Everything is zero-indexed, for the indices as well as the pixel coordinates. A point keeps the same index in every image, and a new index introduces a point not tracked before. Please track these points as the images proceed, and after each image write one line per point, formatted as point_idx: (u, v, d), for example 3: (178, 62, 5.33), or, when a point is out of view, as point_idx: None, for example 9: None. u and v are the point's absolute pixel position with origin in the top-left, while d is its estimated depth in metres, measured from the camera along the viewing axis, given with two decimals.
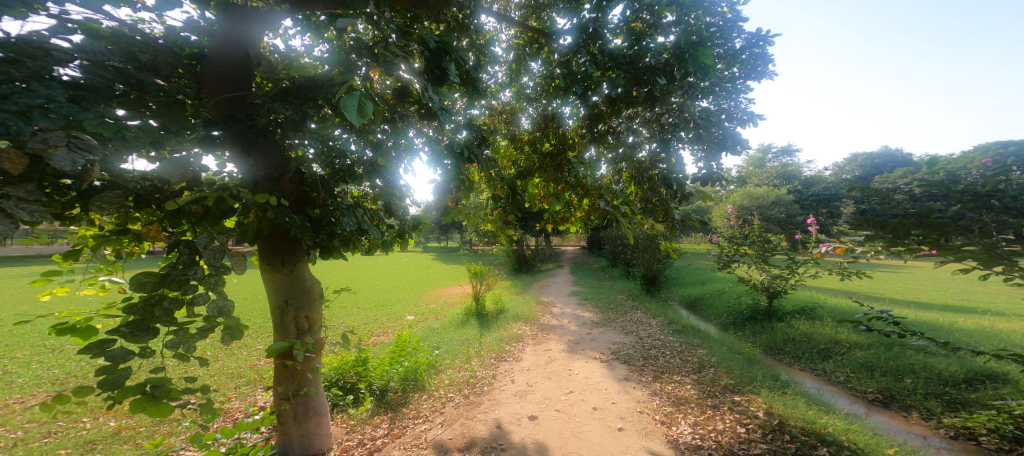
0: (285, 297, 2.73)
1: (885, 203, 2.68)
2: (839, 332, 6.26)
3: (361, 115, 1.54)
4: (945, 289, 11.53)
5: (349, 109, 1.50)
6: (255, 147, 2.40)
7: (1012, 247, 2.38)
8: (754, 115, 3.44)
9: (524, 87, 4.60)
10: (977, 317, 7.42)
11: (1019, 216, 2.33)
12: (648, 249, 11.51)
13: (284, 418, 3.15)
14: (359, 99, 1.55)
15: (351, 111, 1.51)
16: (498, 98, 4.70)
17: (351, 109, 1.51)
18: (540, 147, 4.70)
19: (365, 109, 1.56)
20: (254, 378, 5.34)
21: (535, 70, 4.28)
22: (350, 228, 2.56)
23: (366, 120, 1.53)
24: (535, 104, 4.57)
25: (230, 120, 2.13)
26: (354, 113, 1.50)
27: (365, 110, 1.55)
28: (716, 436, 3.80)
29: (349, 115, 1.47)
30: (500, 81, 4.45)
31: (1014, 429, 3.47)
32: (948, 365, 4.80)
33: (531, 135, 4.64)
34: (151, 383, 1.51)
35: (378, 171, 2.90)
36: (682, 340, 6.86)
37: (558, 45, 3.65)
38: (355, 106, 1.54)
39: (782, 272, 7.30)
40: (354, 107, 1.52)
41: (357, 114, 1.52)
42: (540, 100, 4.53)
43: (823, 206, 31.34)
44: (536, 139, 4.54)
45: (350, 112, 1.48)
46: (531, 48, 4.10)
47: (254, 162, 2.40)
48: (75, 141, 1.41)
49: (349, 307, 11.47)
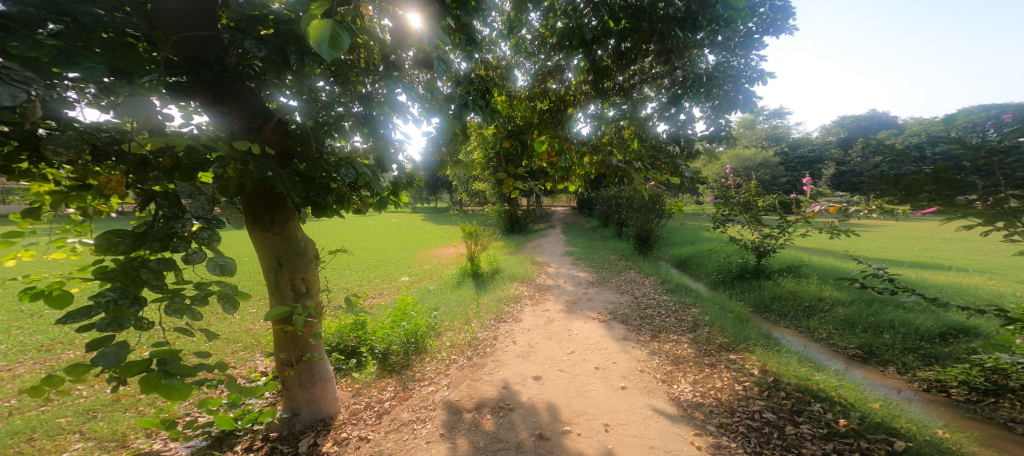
0: (278, 258, 2.59)
1: (899, 163, 2.67)
2: (824, 289, 6.56)
3: (335, 49, 1.40)
4: (917, 245, 12.17)
5: (319, 42, 1.37)
6: (227, 94, 2.16)
7: (1019, 207, 2.42)
8: (764, 73, 3.33)
9: (523, 40, 4.32)
10: (946, 273, 7.89)
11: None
12: (642, 208, 11.60)
13: (289, 384, 3.14)
14: (332, 33, 1.41)
15: (324, 46, 1.38)
16: (494, 51, 4.41)
17: (323, 43, 1.38)
18: (541, 105, 4.49)
19: (341, 42, 1.43)
20: (251, 342, 5.32)
21: (536, 20, 3.98)
22: (348, 180, 2.42)
23: (336, 54, 1.39)
24: (533, 59, 4.34)
25: (197, 64, 1.88)
26: (325, 48, 1.38)
27: (340, 44, 1.42)
28: (716, 394, 4.00)
29: (319, 50, 1.35)
30: (498, 32, 4.14)
31: (985, 382, 3.76)
32: (924, 319, 5.11)
33: (531, 92, 4.43)
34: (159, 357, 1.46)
35: (370, 124, 2.61)
36: (676, 299, 7.08)
37: None
38: (329, 39, 1.42)
39: (772, 232, 7.50)
40: (327, 41, 1.40)
41: (330, 48, 1.39)
42: (539, 55, 4.28)
43: (807, 167, 31.88)
44: (536, 95, 4.31)
45: (318, 44, 1.36)
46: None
47: (227, 110, 2.17)
48: (7, 73, 1.28)
49: (342, 269, 11.40)
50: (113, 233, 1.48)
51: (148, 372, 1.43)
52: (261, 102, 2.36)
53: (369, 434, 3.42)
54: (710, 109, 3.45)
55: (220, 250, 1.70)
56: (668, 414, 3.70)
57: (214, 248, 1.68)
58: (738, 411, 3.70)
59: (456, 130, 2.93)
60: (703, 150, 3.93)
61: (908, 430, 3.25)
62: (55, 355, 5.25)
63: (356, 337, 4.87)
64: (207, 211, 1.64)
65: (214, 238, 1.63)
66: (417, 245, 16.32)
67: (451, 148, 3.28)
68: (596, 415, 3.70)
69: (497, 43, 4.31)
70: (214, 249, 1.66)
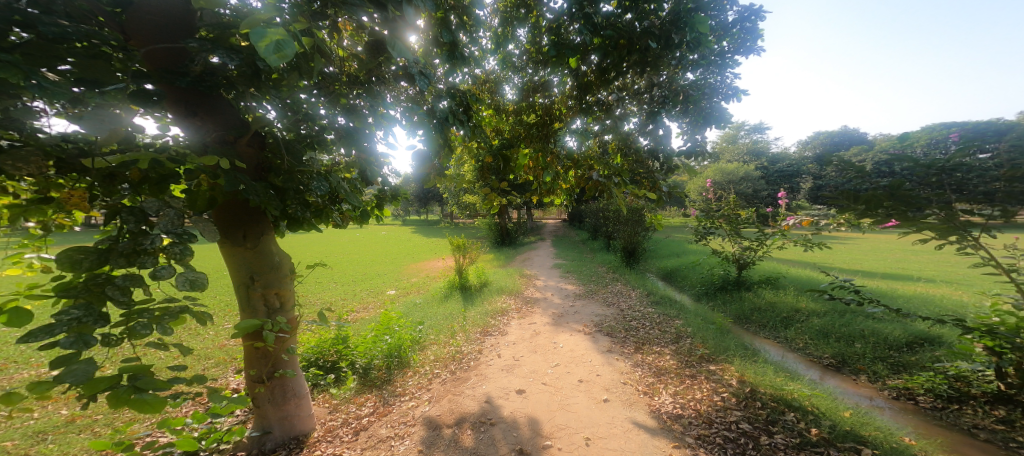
0: (250, 273, 2.49)
1: (859, 178, 3.01)
2: (800, 300, 6.74)
3: (281, 57, 1.41)
4: (888, 258, 12.65)
5: (265, 47, 1.37)
6: (203, 105, 2.11)
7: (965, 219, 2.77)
8: (739, 90, 3.49)
9: (511, 55, 4.40)
10: (914, 284, 8.21)
11: (963, 192, 2.75)
12: (629, 222, 11.80)
13: (259, 401, 3.04)
14: (280, 41, 1.42)
15: (269, 52, 1.37)
16: (482, 66, 4.50)
17: (270, 49, 1.38)
18: (527, 118, 4.56)
19: (287, 51, 1.43)
20: (223, 359, 5.13)
21: (522, 36, 4.07)
22: (320, 193, 2.43)
23: (281, 59, 1.41)
24: (521, 74, 4.42)
25: (166, 74, 1.84)
26: (273, 54, 1.38)
27: (287, 53, 1.43)
28: (696, 405, 4.03)
29: (266, 56, 1.35)
30: (485, 48, 4.22)
31: (948, 389, 3.91)
32: (892, 329, 5.27)
33: (518, 106, 4.52)
34: (130, 373, 1.41)
35: (353, 137, 2.54)
36: (660, 311, 7.16)
37: (548, 9, 3.43)
38: (275, 46, 1.41)
39: (751, 244, 7.72)
40: (273, 47, 1.39)
41: (277, 55, 1.39)
42: (526, 69, 4.36)
43: (785, 182, 32.95)
44: (522, 109, 4.39)
45: (262, 48, 1.36)
46: (519, 13, 3.87)
47: (203, 123, 2.11)
48: None
49: (326, 283, 11.19)
50: (75, 250, 1.40)
51: (118, 388, 1.37)
52: (238, 115, 2.31)
53: (344, 452, 3.33)
54: (688, 125, 3.57)
55: (190, 264, 1.63)
56: (649, 427, 3.71)
57: (185, 263, 1.61)
58: (715, 422, 3.74)
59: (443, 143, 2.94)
60: (681, 165, 4.05)
61: (876, 438, 3.33)
62: (10, 374, 4.97)
63: (336, 352, 4.76)
64: (178, 226, 1.59)
65: (187, 253, 1.57)
66: (406, 258, 16.12)
67: (439, 163, 3.28)
68: (577, 429, 3.68)
69: (484, 58, 4.40)
70: (183, 264, 1.60)
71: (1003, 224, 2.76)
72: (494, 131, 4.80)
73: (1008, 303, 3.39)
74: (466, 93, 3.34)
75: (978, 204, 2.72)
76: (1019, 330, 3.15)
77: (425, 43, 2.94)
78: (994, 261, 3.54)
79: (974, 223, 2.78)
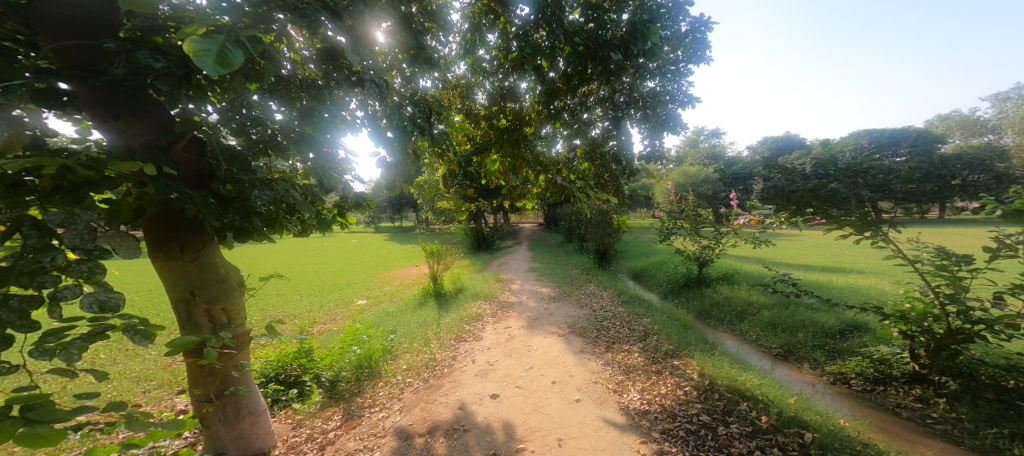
0: (190, 288, 2.32)
1: (791, 180, 3.42)
2: (751, 294, 7.14)
3: (222, 64, 1.34)
4: (828, 252, 13.76)
5: (202, 56, 1.31)
6: (129, 107, 1.91)
7: (877, 218, 3.23)
8: (693, 98, 3.70)
9: (481, 60, 4.44)
10: (848, 275, 8.96)
11: (877, 190, 3.21)
12: (600, 224, 12.09)
13: (209, 422, 2.76)
14: (219, 48, 1.36)
15: (207, 61, 1.32)
16: (452, 71, 4.52)
17: (207, 58, 1.32)
18: (498, 123, 4.60)
19: (229, 58, 1.38)
20: (168, 380, 4.81)
21: (491, 41, 4.11)
22: (262, 204, 2.15)
23: (224, 69, 1.34)
24: (491, 78, 4.47)
25: (84, 75, 1.70)
26: (209, 63, 1.32)
27: (229, 61, 1.37)
28: (661, 400, 4.19)
29: (203, 65, 1.29)
30: (454, 53, 4.24)
31: (874, 371, 4.30)
32: (827, 318, 5.71)
33: (488, 110, 4.56)
34: (23, 404, 1.29)
35: (309, 142, 2.39)
36: (630, 310, 7.37)
37: (514, 16, 3.48)
38: (215, 54, 1.36)
39: (709, 243, 8.11)
40: (211, 57, 1.34)
41: (216, 63, 1.33)
42: (497, 74, 4.41)
43: (740, 184, 34.97)
44: (493, 114, 4.43)
45: (202, 59, 1.30)
46: (486, 20, 3.91)
47: (130, 126, 1.92)
48: None
49: (290, 295, 10.72)
50: None
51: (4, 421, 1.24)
52: (172, 116, 2.13)
53: None
54: (647, 130, 3.75)
55: (103, 284, 1.53)
56: (618, 424, 3.82)
57: (97, 282, 1.50)
58: (678, 415, 3.90)
59: (406, 154, 2.80)
60: (642, 168, 4.23)
61: (816, 422, 3.59)
62: None
63: (299, 365, 4.58)
64: (88, 241, 1.47)
65: (96, 270, 1.45)
66: (377, 266, 15.76)
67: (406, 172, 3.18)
68: (550, 430, 3.75)
69: (454, 63, 4.42)
70: (93, 283, 1.49)
71: (904, 219, 3.24)
72: (465, 135, 4.84)
73: (918, 290, 3.80)
74: (430, 99, 3.33)
75: (880, 204, 3.22)
76: (925, 315, 3.60)
77: (390, 47, 2.92)
78: (906, 253, 3.94)
79: (883, 221, 3.23)
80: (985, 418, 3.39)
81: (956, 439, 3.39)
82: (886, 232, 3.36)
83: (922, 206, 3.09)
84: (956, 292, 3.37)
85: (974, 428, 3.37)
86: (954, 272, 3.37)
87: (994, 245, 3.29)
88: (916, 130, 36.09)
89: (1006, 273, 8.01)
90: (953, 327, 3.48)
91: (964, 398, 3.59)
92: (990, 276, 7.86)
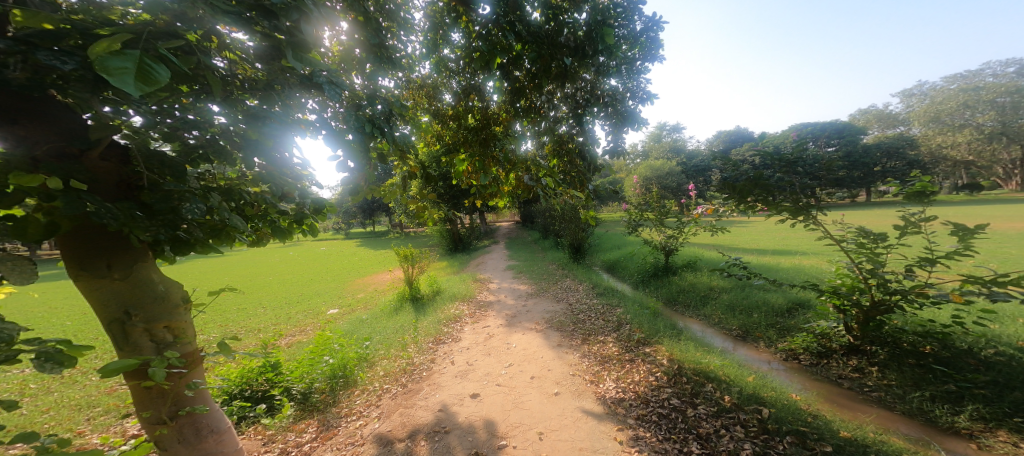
0: (123, 309, 2.12)
1: (737, 172, 3.68)
2: (713, 279, 7.53)
3: (146, 82, 1.30)
4: (778, 234, 14.76)
5: (123, 76, 1.25)
6: (29, 110, 1.74)
7: (807, 203, 3.57)
8: (651, 95, 3.88)
9: (446, 59, 4.41)
10: (793, 256, 9.68)
11: (811, 179, 3.45)
12: (573, 219, 12.29)
13: (164, 445, 2.37)
14: (139, 65, 1.30)
15: (127, 79, 1.26)
16: (417, 71, 4.46)
17: (128, 76, 1.26)
18: (466, 123, 4.59)
19: (153, 75, 1.33)
20: (116, 405, 4.53)
21: (456, 40, 4.08)
22: (196, 216, 2.01)
23: (150, 88, 1.30)
24: (458, 78, 4.45)
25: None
26: (131, 81, 1.26)
27: (153, 78, 1.33)
28: (634, 387, 4.37)
29: (124, 84, 1.23)
30: (418, 53, 4.17)
31: (817, 345, 4.70)
32: (777, 298, 6.10)
33: (456, 111, 4.55)
34: None
35: (253, 146, 2.26)
36: (605, 301, 7.60)
37: (475, 15, 3.46)
38: (136, 72, 1.30)
39: (673, 233, 8.46)
40: (131, 74, 1.28)
41: (138, 82, 1.28)
42: (463, 74, 4.38)
43: (700, 175, 36.60)
44: (461, 114, 4.43)
45: (122, 78, 1.25)
46: (448, 20, 3.86)
47: (30, 132, 1.72)
48: None
49: (254, 309, 10.25)
50: None
51: None
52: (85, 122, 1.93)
53: None
54: (610, 127, 3.90)
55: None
56: (595, 413, 3.95)
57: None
58: (651, 401, 4.08)
59: (366, 156, 2.72)
60: (605, 163, 4.40)
61: (771, 398, 3.83)
62: None
63: (266, 379, 4.41)
64: None
65: None
66: (349, 273, 15.34)
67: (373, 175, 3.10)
68: (531, 425, 3.82)
69: (418, 63, 4.36)
70: None
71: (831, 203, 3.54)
72: (434, 137, 4.82)
73: (847, 266, 4.15)
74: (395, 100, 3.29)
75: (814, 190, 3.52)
76: (853, 289, 3.97)
77: (347, 45, 2.82)
78: (831, 233, 4.34)
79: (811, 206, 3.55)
80: (910, 383, 3.84)
81: (891, 405, 3.78)
82: (817, 214, 3.69)
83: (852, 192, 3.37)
84: (875, 267, 3.76)
85: (902, 394, 3.80)
86: (872, 250, 3.76)
87: (902, 223, 3.65)
88: (853, 120, 39.14)
89: (919, 248, 9.01)
90: (875, 299, 3.90)
91: (892, 365, 4.04)
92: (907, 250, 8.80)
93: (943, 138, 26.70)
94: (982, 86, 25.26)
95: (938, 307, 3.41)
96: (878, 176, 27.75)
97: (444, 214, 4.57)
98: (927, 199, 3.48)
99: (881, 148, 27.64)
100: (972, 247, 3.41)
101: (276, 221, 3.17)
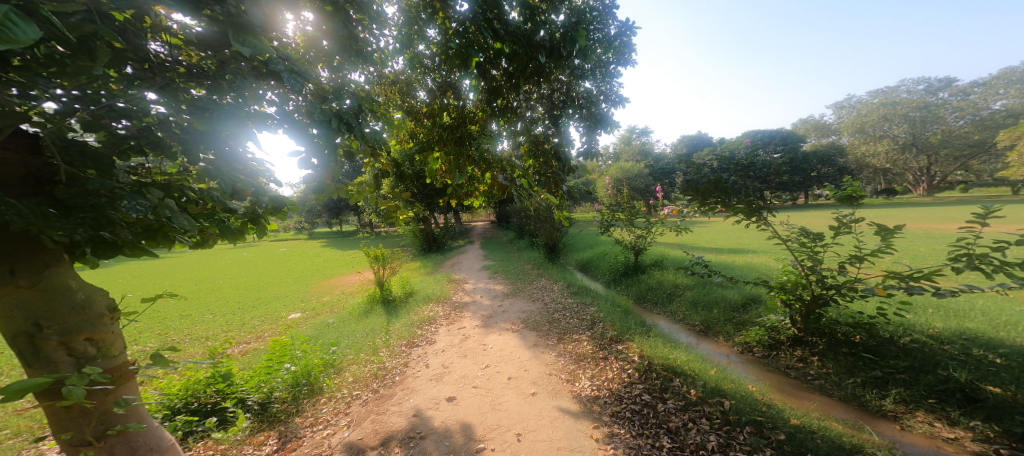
0: (31, 320, 1.80)
1: (698, 173, 3.75)
2: (676, 277, 7.71)
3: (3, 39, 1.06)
4: (737, 234, 15.48)
5: None
6: None
7: (759, 206, 3.70)
8: (623, 98, 3.89)
9: (421, 54, 4.25)
10: (749, 255, 10.16)
11: (762, 182, 3.54)
12: (547, 219, 12.31)
13: None
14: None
15: None
16: (389, 65, 4.27)
17: None
18: (441, 119, 4.43)
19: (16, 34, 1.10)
20: (25, 427, 4.02)
21: (432, 34, 3.94)
22: (133, 214, 1.75)
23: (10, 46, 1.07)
24: (433, 73, 4.30)
25: None
26: None
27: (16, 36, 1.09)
28: (609, 384, 4.37)
29: None
30: (391, 45, 4.00)
31: (767, 337, 4.88)
32: (733, 294, 6.33)
33: (430, 106, 4.39)
34: None
35: (199, 140, 2.00)
36: (578, 300, 7.63)
37: (452, 10, 3.33)
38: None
39: (642, 232, 8.63)
40: None
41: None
42: (438, 69, 4.24)
43: (666, 177, 37.83)
44: (435, 110, 4.29)
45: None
46: (424, 12, 3.72)
47: None
48: None
49: (200, 316, 9.55)
50: None
51: None
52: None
53: None
54: (585, 129, 3.88)
55: None
56: (573, 412, 3.90)
57: None
58: (625, 397, 4.08)
59: (330, 153, 2.53)
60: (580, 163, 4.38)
61: (732, 390, 3.92)
62: None
63: (216, 390, 4.06)
64: None
65: None
66: (314, 275, 14.69)
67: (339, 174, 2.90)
68: (509, 427, 3.73)
69: (390, 56, 4.18)
70: None
71: (778, 204, 3.68)
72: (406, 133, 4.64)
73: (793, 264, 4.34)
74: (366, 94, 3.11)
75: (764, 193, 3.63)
76: (797, 285, 4.21)
77: (313, 34, 2.62)
78: (778, 233, 4.55)
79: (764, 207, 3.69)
80: (844, 370, 4.10)
81: (829, 391, 4.02)
82: (767, 216, 3.84)
83: (791, 195, 3.52)
84: (814, 264, 3.96)
85: (839, 381, 4.05)
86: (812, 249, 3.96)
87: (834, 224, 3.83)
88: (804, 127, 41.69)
89: (848, 245, 9.84)
90: (815, 294, 4.13)
91: (829, 354, 4.28)
92: (844, 247, 9.53)
93: (864, 148, 28.54)
94: (905, 99, 27.70)
95: (865, 299, 3.61)
96: (818, 179, 29.83)
97: (419, 211, 4.39)
98: (856, 202, 3.67)
99: (821, 155, 29.87)
100: (892, 245, 3.63)
101: (225, 220, 2.85)
